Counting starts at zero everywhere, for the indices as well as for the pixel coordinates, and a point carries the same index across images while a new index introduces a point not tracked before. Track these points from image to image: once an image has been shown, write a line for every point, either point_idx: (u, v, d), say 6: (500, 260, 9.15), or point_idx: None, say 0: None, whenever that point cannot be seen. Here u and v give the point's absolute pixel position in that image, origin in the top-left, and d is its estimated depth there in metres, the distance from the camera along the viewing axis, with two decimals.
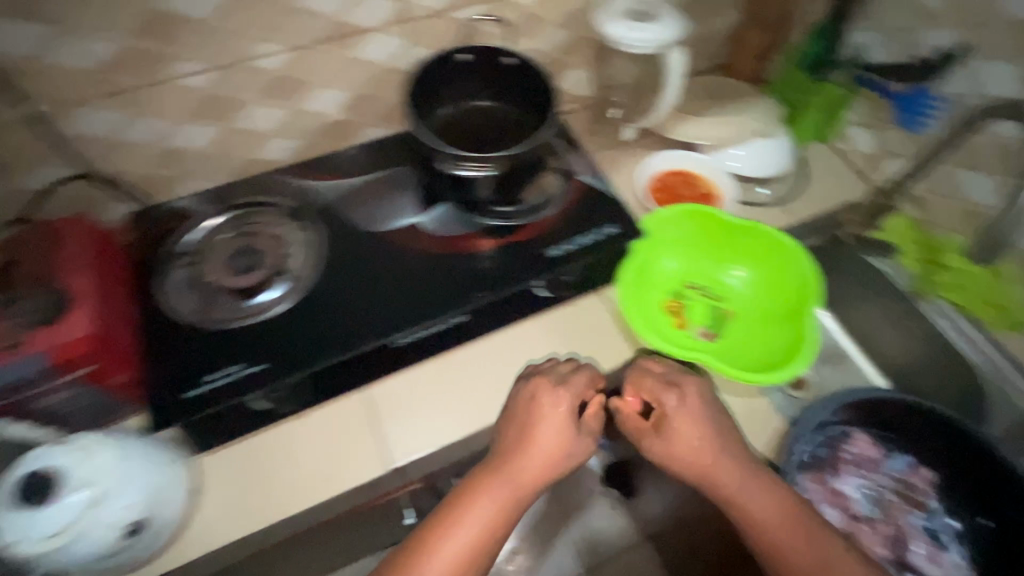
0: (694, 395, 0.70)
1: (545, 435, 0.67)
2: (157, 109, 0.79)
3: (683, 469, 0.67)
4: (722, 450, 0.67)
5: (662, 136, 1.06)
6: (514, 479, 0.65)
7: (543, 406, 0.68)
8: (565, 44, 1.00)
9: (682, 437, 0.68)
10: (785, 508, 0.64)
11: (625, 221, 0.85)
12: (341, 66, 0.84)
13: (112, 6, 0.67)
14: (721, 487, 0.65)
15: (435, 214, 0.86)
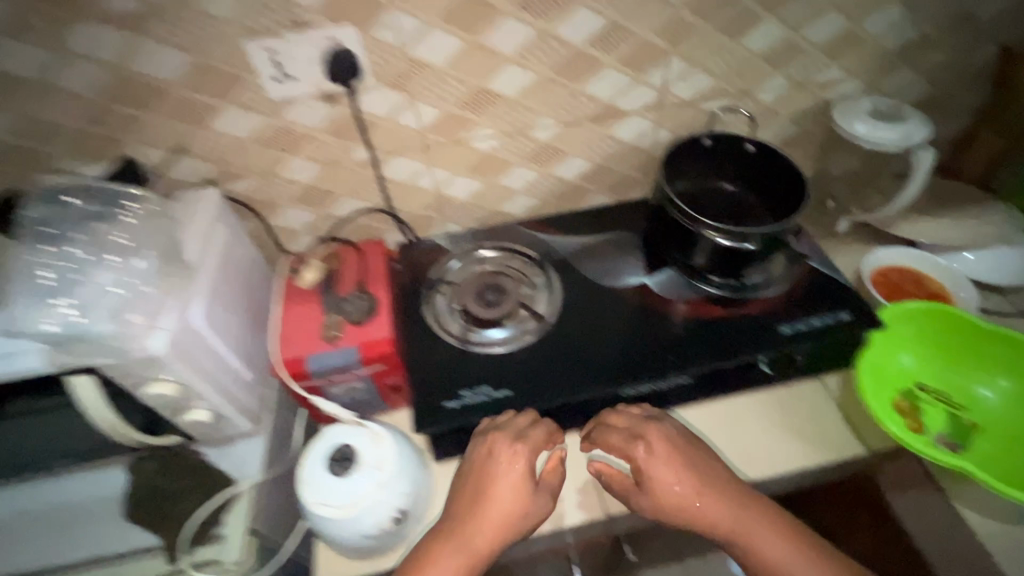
0: (661, 446, 0.72)
1: (500, 490, 0.70)
2: (448, 164, 0.94)
3: (675, 517, 0.70)
4: (685, 496, 0.70)
5: (879, 232, 1.04)
6: (462, 541, 0.67)
7: (496, 460, 0.71)
8: (788, 137, 1.06)
9: (678, 495, 0.70)
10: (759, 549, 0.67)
11: (859, 309, 0.85)
12: (595, 141, 0.97)
13: (452, 83, 0.83)
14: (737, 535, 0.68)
15: (660, 278, 0.92)
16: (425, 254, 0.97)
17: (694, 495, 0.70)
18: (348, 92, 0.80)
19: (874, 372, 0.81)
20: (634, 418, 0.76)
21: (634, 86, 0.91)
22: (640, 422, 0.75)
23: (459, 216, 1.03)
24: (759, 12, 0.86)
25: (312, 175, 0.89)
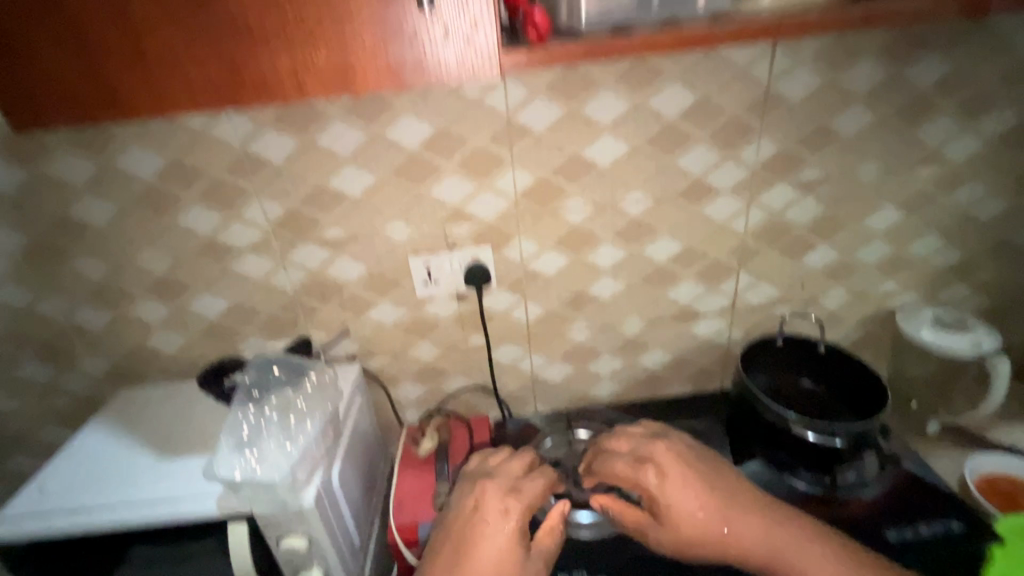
0: (667, 464, 0.79)
1: (490, 542, 0.70)
2: (547, 351, 1.09)
3: (695, 536, 0.73)
4: (696, 511, 0.75)
5: (969, 438, 1.05)
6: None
7: (486, 515, 0.73)
8: (854, 339, 1.15)
9: (686, 509, 0.75)
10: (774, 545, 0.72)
11: (972, 520, 0.82)
12: (675, 337, 1.11)
13: (559, 288, 1.03)
14: (770, 556, 0.72)
15: (750, 469, 0.94)
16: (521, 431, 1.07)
17: (707, 505, 0.75)
18: (475, 293, 1.01)
19: None
20: (633, 453, 0.82)
21: (709, 293, 1.07)
22: (636, 450, 0.83)
23: (551, 397, 1.15)
24: (813, 240, 1.04)
25: (435, 356, 1.07)
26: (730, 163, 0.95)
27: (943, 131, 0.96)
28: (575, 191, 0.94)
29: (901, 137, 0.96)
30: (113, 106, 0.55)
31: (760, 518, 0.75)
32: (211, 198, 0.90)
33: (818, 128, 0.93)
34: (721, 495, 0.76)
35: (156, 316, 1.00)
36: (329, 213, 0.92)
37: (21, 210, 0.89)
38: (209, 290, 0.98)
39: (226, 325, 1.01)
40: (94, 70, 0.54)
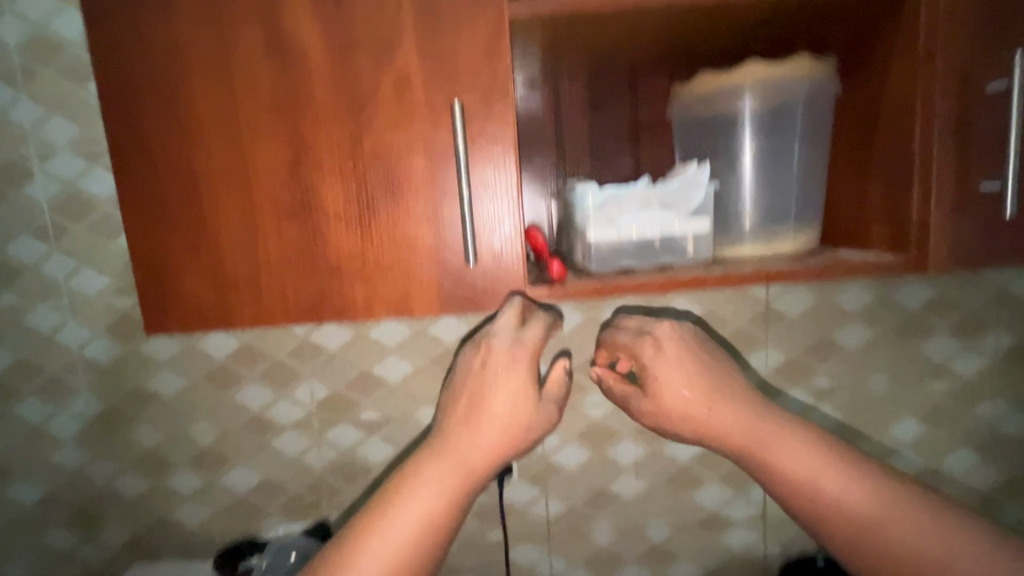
0: (669, 346, 0.78)
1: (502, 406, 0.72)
2: (567, 554, 1.05)
3: (673, 407, 0.77)
4: (689, 402, 0.77)
5: None
6: (444, 467, 0.72)
7: (495, 370, 0.72)
8: None
9: (677, 396, 0.77)
10: (779, 432, 0.77)
11: None
12: (704, 547, 1.05)
13: (578, 484, 1.03)
14: (753, 438, 0.77)
15: None
16: None
17: (697, 402, 0.77)
18: (495, 483, 1.02)
19: None
20: (639, 343, 0.79)
21: (735, 499, 1.04)
22: (642, 343, 0.79)
23: None
24: None
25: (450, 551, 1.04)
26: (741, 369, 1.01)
27: (945, 347, 1.01)
28: (596, 388, 1.01)
29: (906, 352, 1.02)
30: (228, 318, 0.65)
31: (772, 434, 0.77)
32: (267, 378, 1.01)
33: (822, 339, 1.01)
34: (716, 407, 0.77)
35: (189, 487, 1.04)
36: (368, 397, 1.01)
37: (107, 382, 1.02)
38: (244, 464, 1.04)
39: (252, 500, 1.04)
40: (217, 290, 0.65)
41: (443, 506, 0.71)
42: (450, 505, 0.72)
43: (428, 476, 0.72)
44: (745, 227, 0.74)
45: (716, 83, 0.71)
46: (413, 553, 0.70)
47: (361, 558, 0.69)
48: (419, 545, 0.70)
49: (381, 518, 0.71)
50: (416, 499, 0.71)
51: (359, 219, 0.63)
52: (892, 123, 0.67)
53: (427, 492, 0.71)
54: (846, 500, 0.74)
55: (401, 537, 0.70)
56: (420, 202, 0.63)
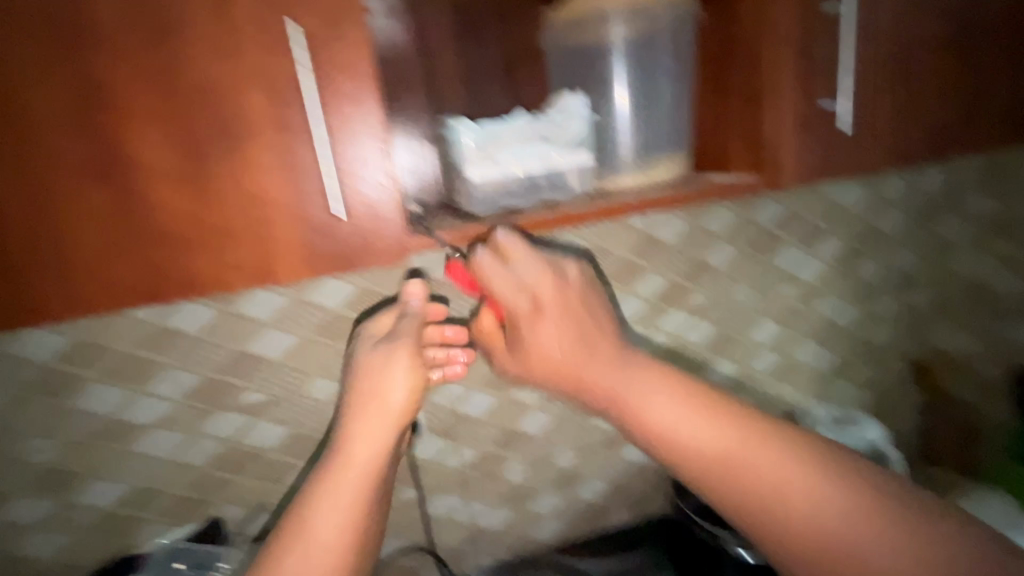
0: (518, 251, 0.68)
1: (399, 390, 0.73)
2: (483, 496, 1.07)
3: (540, 368, 0.72)
4: (542, 335, 0.71)
5: None
6: (351, 455, 0.70)
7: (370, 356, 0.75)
8: None
9: (534, 325, 0.70)
10: (572, 355, 0.70)
11: None
12: (609, 464, 1.13)
13: (487, 428, 1.04)
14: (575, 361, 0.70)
15: None
16: None
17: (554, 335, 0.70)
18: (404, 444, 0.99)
19: None
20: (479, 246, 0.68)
21: None
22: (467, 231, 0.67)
23: (494, 546, 1.10)
24: (712, 358, 1.16)
25: None
26: (627, 300, 1.07)
27: (793, 259, 1.15)
28: None
29: (762, 267, 1.14)
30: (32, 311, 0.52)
31: (654, 381, 0.69)
32: (112, 376, 0.85)
33: (696, 264, 1.09)
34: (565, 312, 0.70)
35: (34, 516, 0.88)
36: (248, 380, 0.90)
37: None
38: (104, 477, 0.89)
39: (123, 515, 0.91)
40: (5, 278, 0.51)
41: (369, 482, 0.70)
42: (376, 477, 0.71)
43: (349, 445, 0.71)
44: (623, 159, 0.74)
45: (584, 8, 0.69)
46: (364, 511, 0.69)
47: (302, 540, 0.64)
48: (358, 516, 0.68)
49: (319, 492, 0.68)
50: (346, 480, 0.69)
51: (192, 174, 0.52)
52: (749, 48, 0.69)
53: (351, 466, 0.69)
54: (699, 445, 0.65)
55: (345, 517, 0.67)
56: (269, 154, 0.54)
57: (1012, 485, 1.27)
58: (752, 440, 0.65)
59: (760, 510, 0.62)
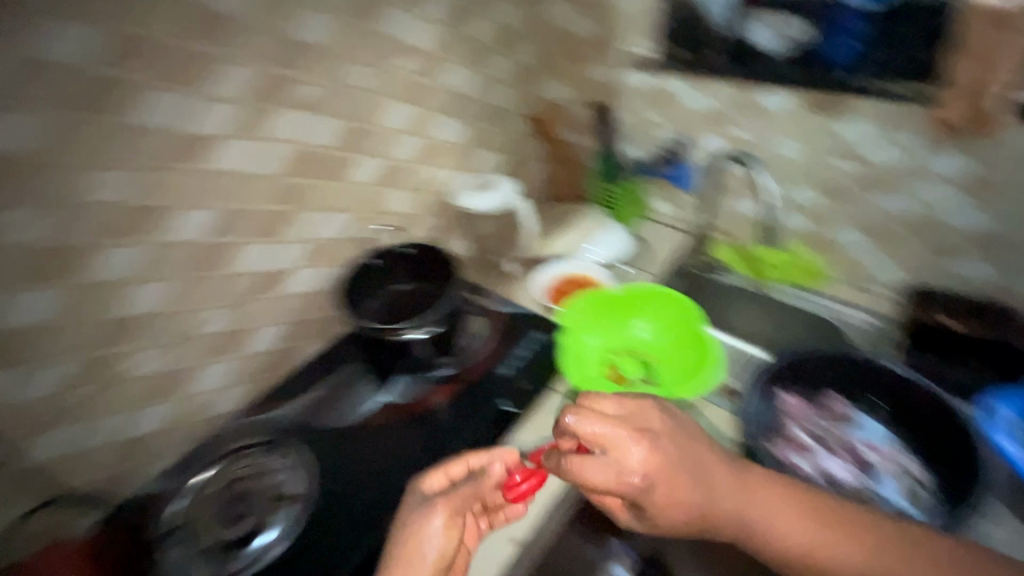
0: (583, 428, 0.72)
1: (427, 553, 0.71)
2: (116, 407, 0.83)
3: (677, 522, 0.71)
4: (671, 498, 0.69)
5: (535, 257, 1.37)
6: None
7: (418, 526, 0.72)
8: (437, 226, 1.28)
9: (625, 456, 0.70)
10: (675, 481, 0.69)
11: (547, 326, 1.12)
12: (274, 307, 1.00)
13: (67, 334, 0.74)
14: (737, 514, 0.71)
15: (396, 389, 1.02)
16: (143, 507, 0.86)
17: (649, 461, 0.69)
18: None
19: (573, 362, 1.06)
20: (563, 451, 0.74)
21: (279, 247, 0.97)
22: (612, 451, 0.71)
23: (168, 447, 0.92)
24: (349, 155, 1.03)
25: None
26: (209, 107, 0.79)
27: (399, 23, 1.02)
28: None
29: (368, 36, 0.97)
30: None
31: (701, 493, 0.70)
32: None
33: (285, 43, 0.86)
34: (676, 487, 0.69)
35: None
36: None
37: None
38: None
39: None
40: None
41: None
42: None
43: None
44: None
45: None
46: None
47: None
48: None
49: None
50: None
51: None
52: None
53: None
54: (763, 531, 0.71)
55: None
56: None
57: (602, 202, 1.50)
58: (756, 495, 0.73)
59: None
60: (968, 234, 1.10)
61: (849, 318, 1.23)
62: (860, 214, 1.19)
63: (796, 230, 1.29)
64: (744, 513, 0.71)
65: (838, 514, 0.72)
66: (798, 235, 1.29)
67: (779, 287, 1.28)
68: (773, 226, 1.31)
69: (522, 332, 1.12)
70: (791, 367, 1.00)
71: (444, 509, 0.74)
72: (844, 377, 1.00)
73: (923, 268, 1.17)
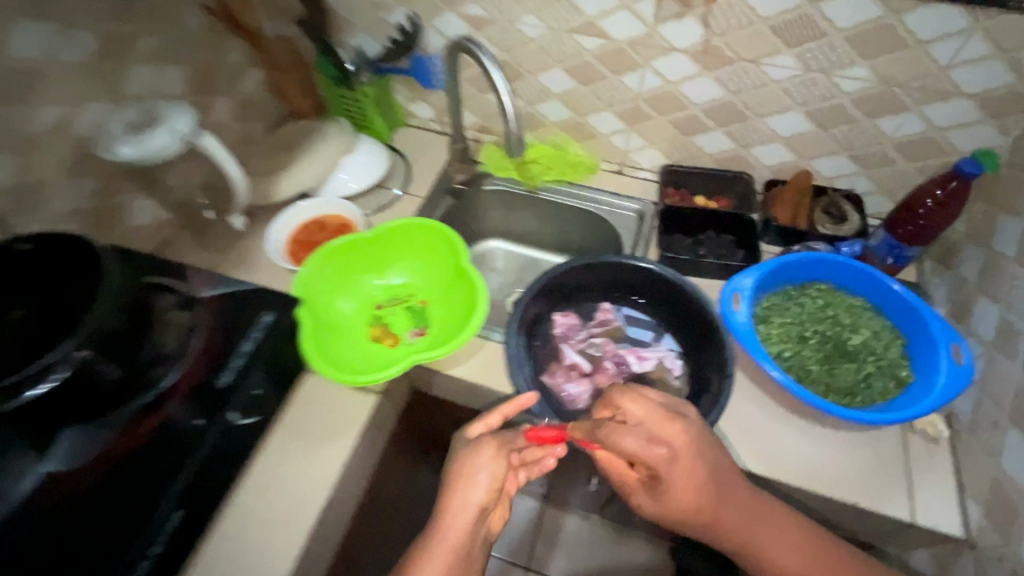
0: (641, 408, 0.68)
1: (479, 491, 0.70)
2: None
3: (687, 510, 0.68)
4: (697, 494, 0.67)
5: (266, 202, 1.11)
6: (449, 540, 0.69)
7: (470, 470, 0.71)
8: (95, 191, 0.90)
9: (658, 425, 0.67)
10: (708, 502, 0.67)
11: (276, 302, 0.87)
12: None
13: None
14: (749, 531, 0.70)
15: (54, 449, 0.68)
16: None
17: (679, 438, 0.67)
18: None
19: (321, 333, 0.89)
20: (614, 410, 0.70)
21: None
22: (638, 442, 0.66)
23: None
24: None
25: None
26: None
27: None
28: None
29: None
30: None
31: (719, 501, 0.68)
32: None
33: None
34: (690, 472, 0.66)
35: None
36: None
37: None
38: None
39: None
40: None
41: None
42: None
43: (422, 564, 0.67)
44: None
45: None
46: None
47: None
48: None
49: None
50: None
51: None
52: None
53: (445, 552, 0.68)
54: (752, 537, 0.70)
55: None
56: None
57: (348, 114, 1.24)
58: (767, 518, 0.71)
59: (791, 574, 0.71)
60: (710, 109, 1.00)
61: (616, 210, 1.16)
62: (611, 98, 1.06)
63: (555, 121, 1.15)
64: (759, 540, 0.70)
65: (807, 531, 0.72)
66: (559, 126, 1.16)
67: (551, 184, 1.19)
68: (535, 118, 1.16)
69: (257, 316, 0.85)
70: (551, 283, 0.91)
71: (485, 459, 0.72)
72: (606, 283, 0.95)
73: (677, 148, 1.10)
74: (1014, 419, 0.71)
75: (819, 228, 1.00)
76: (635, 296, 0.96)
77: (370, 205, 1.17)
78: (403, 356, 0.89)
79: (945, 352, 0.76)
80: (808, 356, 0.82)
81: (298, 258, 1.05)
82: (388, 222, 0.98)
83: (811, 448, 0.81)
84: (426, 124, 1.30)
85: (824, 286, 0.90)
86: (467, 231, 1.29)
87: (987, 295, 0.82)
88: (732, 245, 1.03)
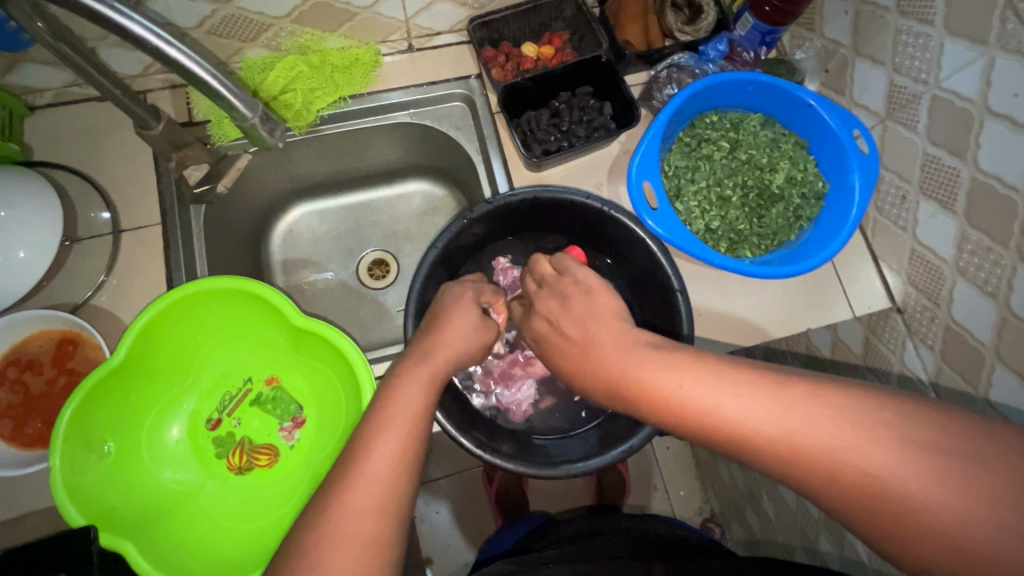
0: (546, 303, 0.59)
1: (466, 333, 0.60)
2: None
3: (602, 394, 0.52)
4: (610, 358, 0.51)
5: None
6: (430, 355, 0.56)
7: (456, 305, 0.62)
8: None
9: (562, 311, 0.57)
10: (679, 383, 0.46)
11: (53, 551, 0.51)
12: None
13: None
14: (754, 416, 0.42)
15: None
16: None
17: (592, 325, 0.54)
18: None
19: (156, 530, 0.59)
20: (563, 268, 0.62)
21: None
22: (571, 279, 0.59)
23: None
24: None
25: None
26: None
27: None
28: None
29: None
30: None
31: (645, 354, 0.49)
32: None
33: None
34: (614, 342, 0.52)
35: None
36: None
37: None
38: None
39: None
40: None
41: (420, 415, 0.51)
42: (385, 484, 0.46)
43: (405, 378, 0.53)
44: None
45: None
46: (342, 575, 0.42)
47: None
48: None
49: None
50: (420, 383, 0.53)
51: None
52: None
53: (427, 362, 0.55)
54: (740, 414, 0.42)
55: (390, 441, 0.48)
56: None
57: None
58: (721, 377, 0.44)
59: (765, 445, 0.41)
60: None
61: (436, 109, 0.83)
62: None
63: (283, 14, 0.73)
64: (774, 426, 0.41)
65: (856, 402, 0.39)
66: (293, 20, 0.74)
67: (329, 111, 0.80)
68: (249, 19, 0.72)
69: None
70: (430, 282, 0.68)
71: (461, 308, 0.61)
72: (484, 235, 0.74)
73: None
74: (925, 190, 0.70)
75: (677, 39, 0.79)
76: (611, 262, 0.76)
77: (79, 283, 0.71)
78: (304, 479, 0.64)
79: (853, 147, 0.69)
80: (735, 217, 0.75)
81: (30, 436, 0.63)
82: (127, 328, 0.59)
83: (761, 289, 0.81)
84: (71, 95, 0.76)
85: (713, 115, 0.77)
86: (249, 222, 0.88)
87: (867, 58, 0.74)
88: (592, 100, 0.81)
